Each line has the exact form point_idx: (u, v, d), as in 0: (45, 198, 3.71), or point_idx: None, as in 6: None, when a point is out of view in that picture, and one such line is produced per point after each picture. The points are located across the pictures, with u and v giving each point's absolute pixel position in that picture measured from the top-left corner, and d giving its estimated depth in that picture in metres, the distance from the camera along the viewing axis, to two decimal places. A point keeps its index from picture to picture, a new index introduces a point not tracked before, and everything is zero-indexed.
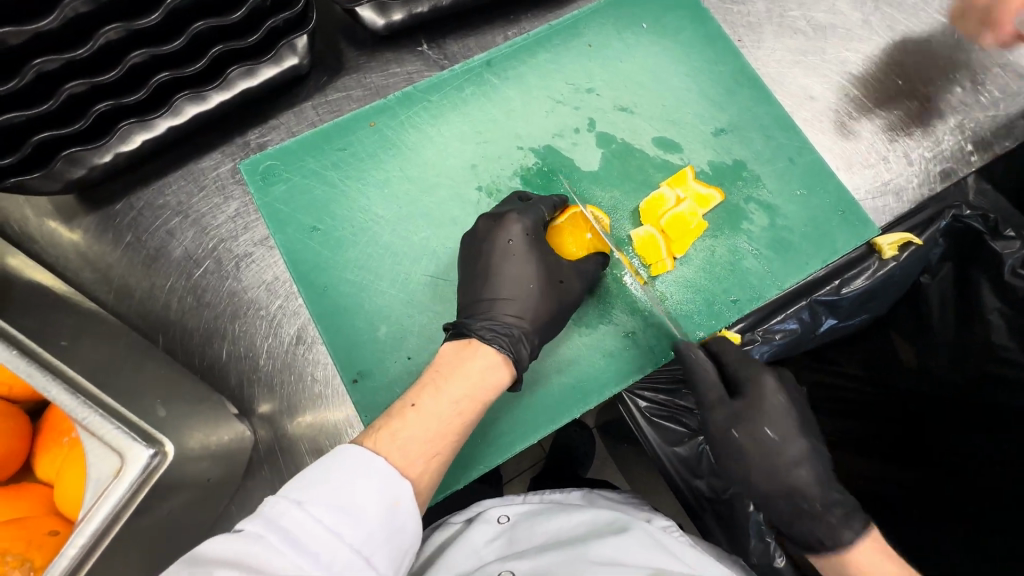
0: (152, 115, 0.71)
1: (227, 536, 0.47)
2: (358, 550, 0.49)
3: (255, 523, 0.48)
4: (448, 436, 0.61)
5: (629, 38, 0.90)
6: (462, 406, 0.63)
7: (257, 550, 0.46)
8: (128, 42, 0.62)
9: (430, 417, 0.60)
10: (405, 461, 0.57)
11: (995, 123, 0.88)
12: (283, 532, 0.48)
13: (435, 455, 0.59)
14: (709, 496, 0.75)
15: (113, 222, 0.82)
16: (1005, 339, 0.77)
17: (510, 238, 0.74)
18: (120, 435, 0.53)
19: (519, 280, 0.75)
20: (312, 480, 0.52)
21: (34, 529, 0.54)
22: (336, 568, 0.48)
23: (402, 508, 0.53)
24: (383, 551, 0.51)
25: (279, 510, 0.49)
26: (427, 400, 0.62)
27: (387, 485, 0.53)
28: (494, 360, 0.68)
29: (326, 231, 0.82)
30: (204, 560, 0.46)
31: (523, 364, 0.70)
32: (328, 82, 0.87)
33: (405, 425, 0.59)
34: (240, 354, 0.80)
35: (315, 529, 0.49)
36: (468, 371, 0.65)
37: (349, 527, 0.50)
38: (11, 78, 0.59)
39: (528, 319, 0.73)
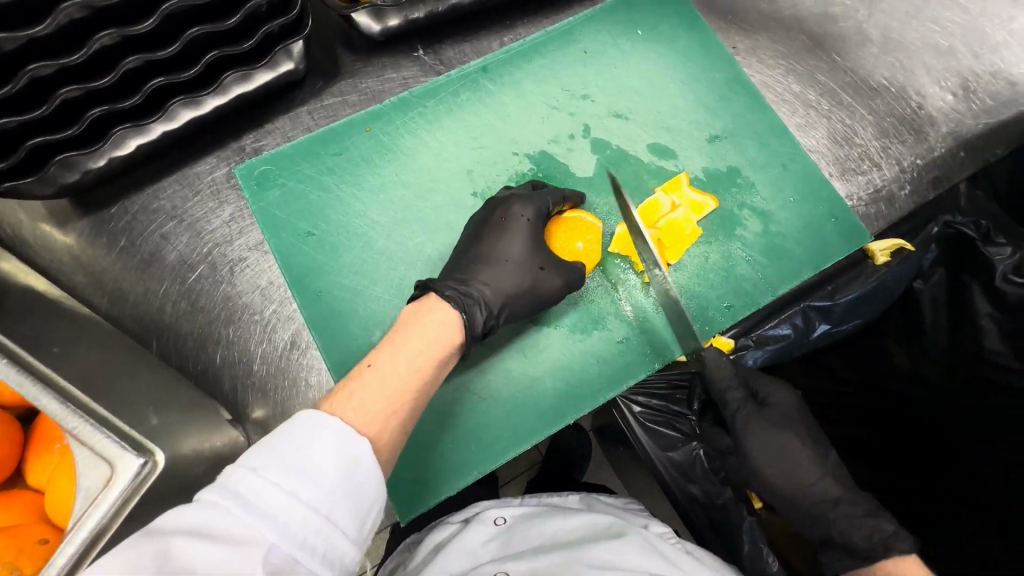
0: (147, 120, 0.71)
1: (183, 506, 0.47)
2: (316, 508, 0.48)
3: (210, 492, 0.47)
4: (407, 395, 0.60)
5: (625, 45, 0.90)
6: (418, 363, 0.63)
7: (212, 517, 0.46)
8: (123, 47, 0.62)
9: (387, 376, 0.60)
10: (363, 421, 0.56)
11: (987, 130, 0.89)
12: (239, 498, 0.47)
13: (394, 414, 0.59)
14: (703, 501, 0.75)
15: (107, 226, 0.82)
16: (997, 344, 0.78)
17: (506, 216, 0.76)
18: (110, 444, 0.53)
19: (495, 253, 0.75)
20: (266, 444, 0.51)
21: (25, 537, 0.54)
22: (294, 530, 0.47)
23: (360, 465, 0.52)
24: (344, 509, 0.50)
25: (235, 477, 0.48)
26: (384, 361, 0.62)
27: (345, 444, 0.52)
28: (452, 317, 0.68)
29: (322, 236, 0.82)
30: (159, 530, 0.45)
31: (477, 329, 0.70)
32: (324, 87, 0.87)
33: (361, 385, 0.59)
34: (235, 359, 0.80)
35: (271, 492, 0.48)
36: (424, 329, 0.66)
37: (306, 489, 0.49)
38: (6, 83, 0.59)
39: (492, 288, 0.73)
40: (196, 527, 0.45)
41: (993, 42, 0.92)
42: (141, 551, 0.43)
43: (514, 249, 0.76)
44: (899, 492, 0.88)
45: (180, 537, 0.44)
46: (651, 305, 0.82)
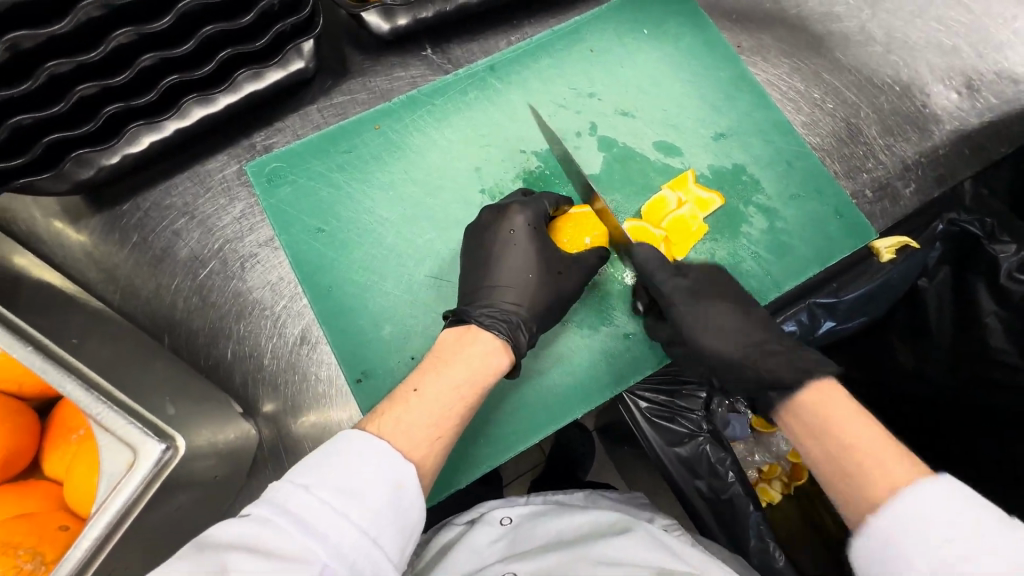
0: (161, 117, 0.72)
1: (235, 520, 0.48)
2: (364, 530, 0.49)
3: (261, 508, 0.49)
4: (451, 420, 0.61)
5: (631, 44, 0.91)
6: (464, 391, 0.63)
7: (262, 531, 0.47)
8: (139, 45, 0.63)
9: (433, 401, 0.61)
10: (410, 446, 0.57)
11: (991, 128, 0.89)
12: (290, 515, 0.48)
13: (438, 438, 0.60)
14: (709, 496, 0.76)
15: (120, 223, 0.83)
16: (1003, 343, 0.78)
17: (512, 228, 0.76)
18: (133, 431, 0.54)
19: (517, 269, 0.75)
20: (316, 465, 0.52)
21: (44, 524, 0.55)
22: (343, 549, 0.48)
23: (406, 490, 0.54)
24: (390, 532, 0.51)
25: (285, 494, 0.50)
26: (429, 386, 0.62)
27: (389, 467, 0.54)
28: (493, 345, 0.68)
29: (332, 232, 0.83)
30: (213, 543, 0.46)
31: (520, 350, 0.71)
32: (333, 86, 0.88)
33: (408, 409, 0.60)
34: (246, 354, 0.81)
35: (321, 511, 0.49)
36: (469, 355, 0.66)
37: (355, 508, 0.50)
38: (25, 80, 0.60)
39: (526, 308, 0.74)
40: (247, 539, 0.46)
41: (997, 40, 0.93)
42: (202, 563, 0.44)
43: (522, 246, 0.76)
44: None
45: (235, 551, 0.45)
46: None
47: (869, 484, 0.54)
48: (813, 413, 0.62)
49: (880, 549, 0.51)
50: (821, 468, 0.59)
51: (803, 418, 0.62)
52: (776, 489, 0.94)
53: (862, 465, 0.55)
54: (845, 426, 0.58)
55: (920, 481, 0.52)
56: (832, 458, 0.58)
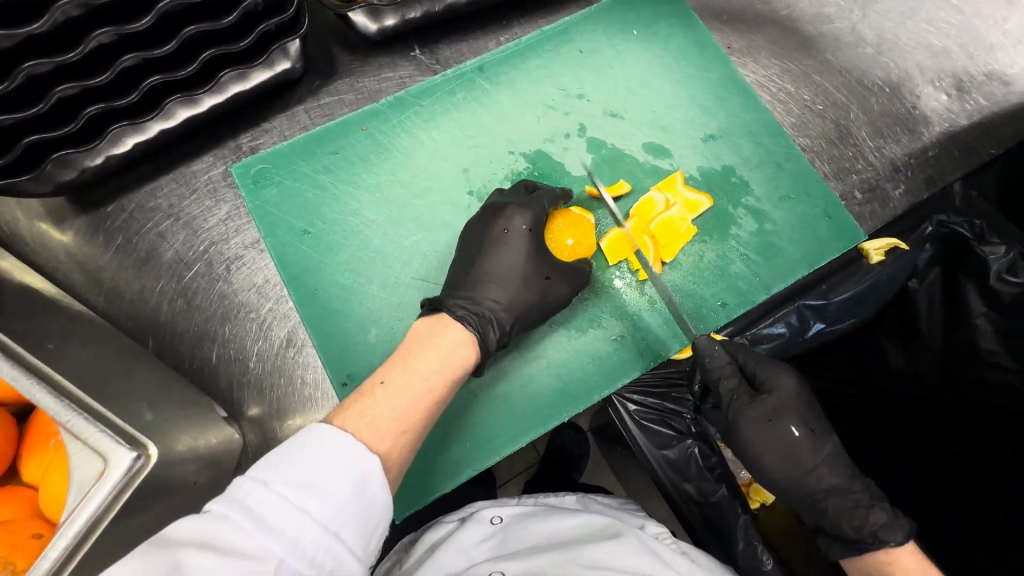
0: (143, 117, 0.72)
1: (195, 517, 0.47)
2: (324, 526, 0.49)
3: (220, 504, 0.48)
4: (418, 412, 0.61)
5: (620, 44, 0.91)
6: (432, 383, 0.63)
7: (220, 529, 0.46)
8: (119, 45, 0.63)
9: (400, 393, 0.60)
10: (375, 439, 0.57)
11: (981, 129, 0.89)
12: (249, 512, 0.47)
13: (405, 431, 0.59)
14: (697, 499, 0.76)
15: (104, 225, 0.82)
16: (994, 345, 0.78)
17: (507, 228, 0.75)
18: (103, 438, 0.53)
19: (507, 276, 0.75)
20: (278, 458, 0.51)
21: (19, 532, 0.54)
22: (302, 545, 0.47)
23: (370, 483, 0.53)
24: (352, 526, 0.51)
25: (245, 489, 0.49)
26: (397, 377, 0.62)
27: (354, 460, 0.53)
28: (464, 337, 0.68)
29: (318, 234, 0.83)
30: (169, 541, 0.45)
31: (489, 346, 0.70)
32: (321, 86, 0.87)
33: (375, 402, 0.59)
34: (231, 357, 0.80)
35: (280, 506, 0.48)
36: (439, 346, 0.66)
37: (315, 504, 0.49)
38: (1, 80, 0.59)
39: (504, 306, 0.73)
40: (204, 538, 0.45)
41: (987, 42, 0.93)
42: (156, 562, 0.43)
43: (509, 248, 0.76)
44: (894, 494, 0.88)
45: (190, 549, 0.44)
46: (645, 303, 0.82)
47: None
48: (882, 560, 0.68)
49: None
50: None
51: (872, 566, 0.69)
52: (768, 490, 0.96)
53: None
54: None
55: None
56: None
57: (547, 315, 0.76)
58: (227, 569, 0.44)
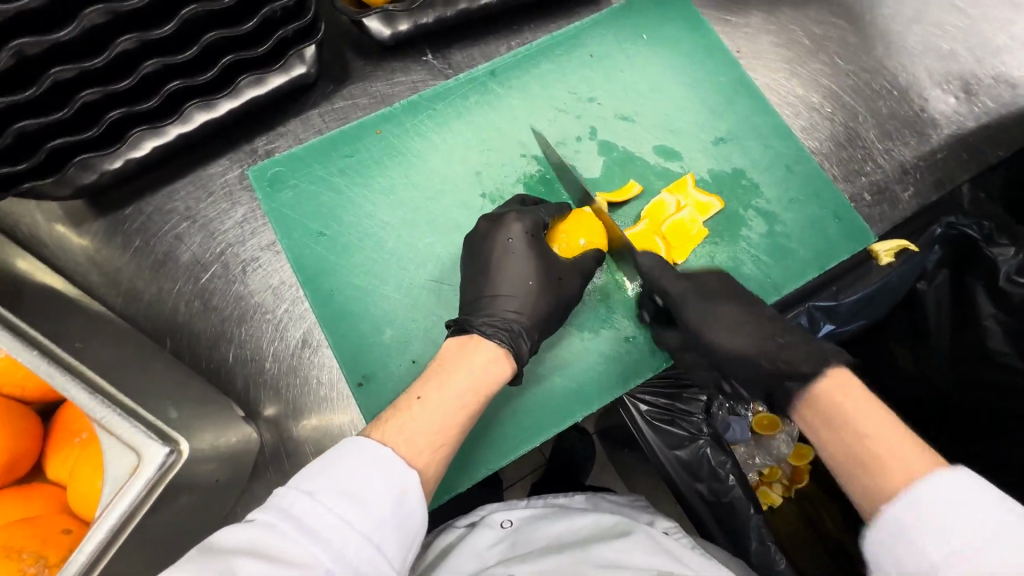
0: (164, 122, 0.73)
1: (242, 525, 0.49)
2: (368, 536, 0.50)
3: (267, 513, 0.49)
4: (454, 427, 0.61)
5: (630, 49, 0.92)
6: (467, 399, 0.63)
7: (269, 537, 0.47)
8: (142, 51, 0.64)
9: (437, 409, 0.61)
10: (413, 454, 0.57)
11: (989, 133, 0.90)
12: (296, 521, 0.49)
13: (442, 446, 0.60)
14: (709, 498, 0.77)
15: (122, 227, 0.84)
16: (1003, 346, 0.78)
17: (509, 237, 0.76)
18: (134, 433, 0.54)
19: (517, 277, 0.76)
20: (321, 470, 0.53)
21: (47, 528, 0.55)
22: (348, 554, 0.48)
23: (409, 496, 0.54)
24: (394, 538, 0.52)
25: (291, 500, 0.50)
26: (433, 393, 0.62)
27: (395, 473, 0.54)
28: (494, 354, 0.69)
29: (333, 236, 0.84)
30: (221, 549, 0.47)
31: (522, 359, 0.72)
32: (335, 91, 0.88)
33: (412, 417, 0.60)
34: (247, 357, 0.81)
35: (326, 516, 0.49)
36: (472, 362, 0.67)
37: (359, 514, 0.50)
38: (30, 86, 0.60)
39: (528, 315, 0.75)
40: (252, 544, 0.47)
41: (994, 45, 0.93)
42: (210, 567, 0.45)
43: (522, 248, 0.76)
44: None
45: (240, 555, 0.46)
46: None
47: (879, 475, 0.55)
48: (831, 405, 0.62)
49: (896, 538, 0.53)
50: (838, 462, 0.59)
51: (816, 414, 0.63)
52: (777, 493, 0.95)
53: (877, 464, 0.56)
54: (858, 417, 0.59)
55: (938, 472, 0.53)
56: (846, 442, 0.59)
57: (560, 315, 0.77)
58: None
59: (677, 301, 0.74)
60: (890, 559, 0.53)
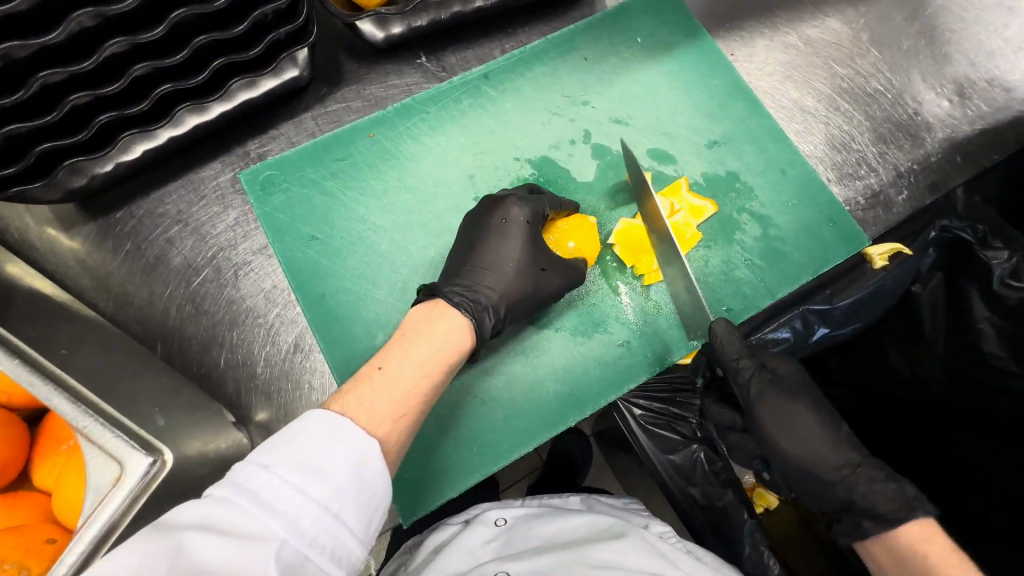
0: (154, 125, 0.72)
1: (195, 501, 0.48)
2: (326, 507, 0.49)
3: (220, 488, 0.48)
4: (416, 397, 0.61)
5: (624, 52, 0.91)
6: (428, 368, 0.63)
7: (223, 511, 0.47)
8: (131, 54, 0.63)
9: (398, 379, 0.61)
10: (373, 424, 0.57)
11: (983, 136, 0.90)
12: (251, 495, 0.48)
13: (403, 416, 0.60)
14: (703, 503, 0.77)
15: (113, 231, 0.83)
16: (997, 349, 0.78)
17: (505, 217, 0.76)
18: (120, 443, 0.54)
19: (502, 258, 0.76)
20: (277, 442, 0.52)
21: (32, 537, 0.55)
22: (304, 525, 0.48)
23: (369, 466, 0.53)
24: (353, 509, 0.51)
25: (246, 473, 0.49)
26: (394, 364, 0.62)
27: (353, 443, 0.53)
28: (459, 323, 0.68)
29: (325, 240, 0.83)
30: (172, 526, 0.46)
31: (485, 333, 0.71)
32: (328, 93, 0.88)
33: (373, 388, 0.60)
34: (238, 361, 0.80)
35: (281, 488, 0.49)
36: (435, 332, 0.66)
37: (316, 486, 0.50)
38: (16, 90, 0.59)
39: (500, 292, 0.74)
40: (206, 521, 0.46)
41: (988, 48, 0.93)
42: (162, 546, 0.44)
43: (514, 252, 0.76)
44: None
45: (194, 531, 0.45)
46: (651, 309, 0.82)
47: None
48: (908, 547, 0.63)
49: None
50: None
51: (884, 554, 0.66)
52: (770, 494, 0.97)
53: None
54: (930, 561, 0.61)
55: None
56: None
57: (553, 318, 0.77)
58: (231, 549, 0.45)
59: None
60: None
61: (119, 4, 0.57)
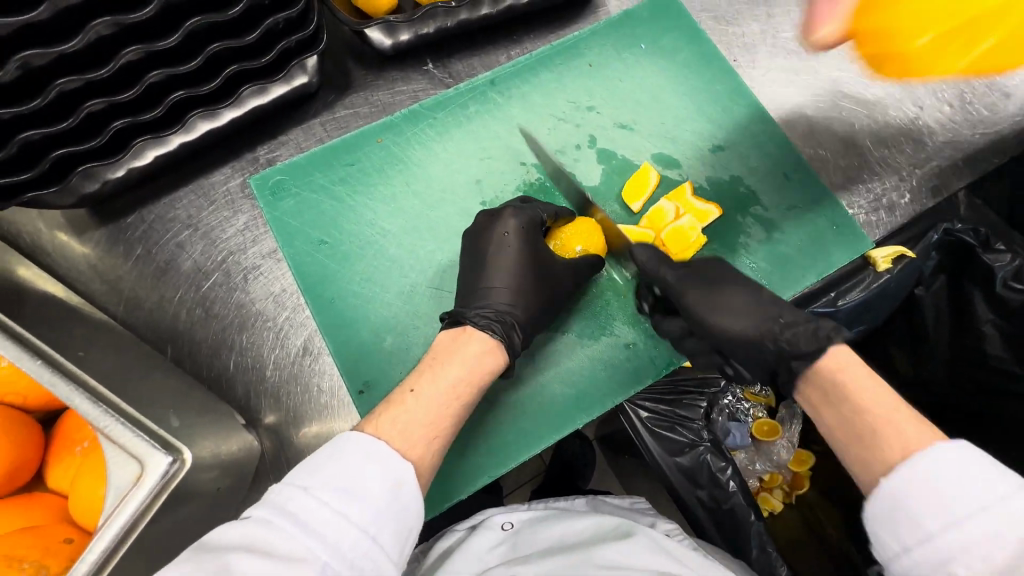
0: (167, 131, 0.73)
1: (237, 523, 0.51)
2: (362, 530, 0.52)
3: (262, 510, 0.52)
4: (446, 418, 0.64)
5: (629, 58, 0.93)
6: (458, 391, 0.66)
7: (264, 533, 0.50)
8: (147, 62, 0.65)
9: (428, 401, 0.64)
10: (407, 445, 0.60)
11: (985, 140, 0.91)
12: (292, 517, 0.51)
13: (435, 437, 0.63)
14: (710, 505, 0.77)
15: (124, 235, 0.84)
16: (999, 350, 0.79)
17: (505, 230, 0.77)
18: (140, 443, 0.56)
19: (511, 270, 0.77)
20: (316, 467, 0.55)
21: (49, 536, 0.55)
22: (343, 547, 0.51)
23: (404, 489, 0.57)
24: (388, 531, 0.54)
25: (286, 496, 0.53)
26: (425, 386, 0.65)
27: (388, 466, 0.57)
28: (488, 345, 0.71)
29: (334, 244, 0.84)
30: (217, 545, 0.50)
31: (515, 349, 0.74)
32: (336, 99, 0.89)
33: (405, 409, 0.63)
34: (248, 365, 0.81)
35: (321, 512, 0.52)
36: (463, 357, 0.69)
37: (353, 509, 0.53)
38: (34, 97, 0.61)
39: (521, 308, 0.76)
40: (248, 541, 0.50)
41: None
42: (205, 565, 0.48)
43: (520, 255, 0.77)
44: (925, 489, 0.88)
45: (238, 553, 0.48)
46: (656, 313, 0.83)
47: (883, 444, 0.56)
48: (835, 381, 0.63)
49: (889, 515, 0.54)
50: (843, 439, 0.60)
51: (822, 390, 0.64)
52: (777, 498, 0.97)
53: (877, 431, 0.57)
54: (859, 386, 0.60)
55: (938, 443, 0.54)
56: (851, 418, 0.60)
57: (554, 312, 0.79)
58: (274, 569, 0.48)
59: (675, 291, 0.75)
60: (885, 529, 0.54)
61: (137, 12, 0.59)
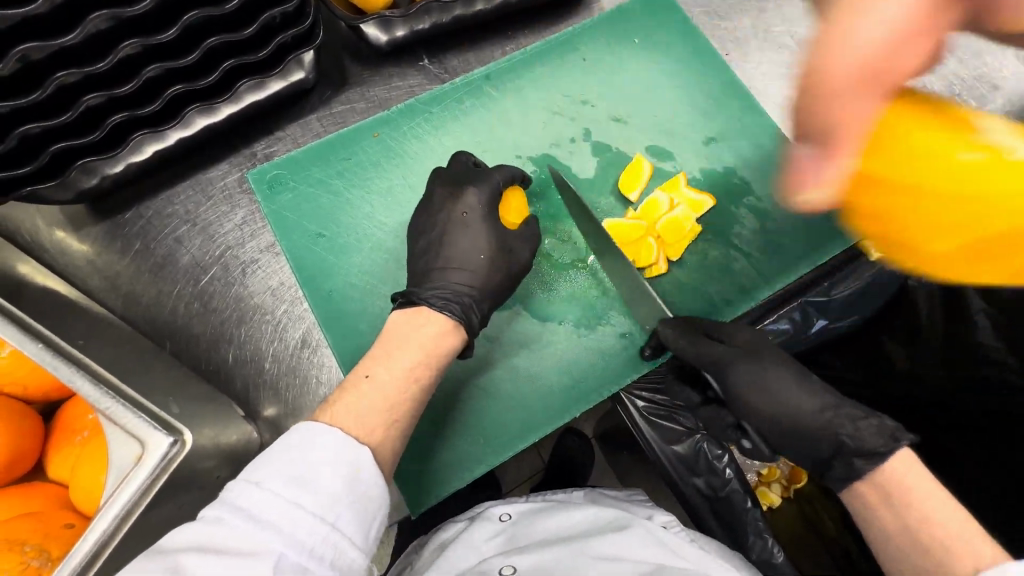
0: (165, 126, 0.74)
1: (189, 527, 0.51)
2: (321, 517, 0.53)
3: (215, 508, 0.52)
4: (401, 401, 0.66)
5: (621, 52, 0.94)
6: (412, 371, 0.68)
7: (215, 531, 0.50)
8: (146, 56, 0.65)
9: (381, 384, 0.66)
10: (362, 429, 0.62)
11: None
12: (243, 512, 0.52)
13: (393, 419, 0.65)
14: (708, 494, 0.79)
15: (122, 231, 0.84)
16: (993, 341, 0.79)
17: (465, 210, 0.78)
18: (142, 425, 0.57)
19: (472, 250, 0.78)
20: (268, 462, 0.56)
21: (50, 522, 0.56)
22: (298, 536, 0.51)
23: (362, 473, 0.58)
24: (348, 516, 0.55)
25: (239, 491, 0.53)
26: (378, 369, 0.67)
27: (344, 453, 0.58)
28: (443, 325, 0.72)
29: (332, 237, 0.85)
30: (168, 547, 0.50)
31: (474, 330, 0.75)
32: (333, 96, 0.90)
33: (357, 395, 0.64)
34: (247, 358, 0.81)
35: (273, 502, 0.52)
36: (418, 339, 0.70)
37: (308, 496, 0.53)
38: (33, 89, 0.61)
39: (479, 287, 0.77)
40: (201, 541, 0.50)
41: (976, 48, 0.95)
42: (155, 566, 0.48)
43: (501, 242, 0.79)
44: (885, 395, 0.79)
45: (189, 552, 0.49)
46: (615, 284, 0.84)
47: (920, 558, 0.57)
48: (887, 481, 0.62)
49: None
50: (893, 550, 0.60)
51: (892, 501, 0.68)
52: (775, 493, 0.98)
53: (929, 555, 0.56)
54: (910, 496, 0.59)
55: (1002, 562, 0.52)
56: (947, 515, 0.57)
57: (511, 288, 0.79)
58: (223, 565, 0.48)
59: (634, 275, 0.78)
60: None
61: (135, 6, 0.59)
